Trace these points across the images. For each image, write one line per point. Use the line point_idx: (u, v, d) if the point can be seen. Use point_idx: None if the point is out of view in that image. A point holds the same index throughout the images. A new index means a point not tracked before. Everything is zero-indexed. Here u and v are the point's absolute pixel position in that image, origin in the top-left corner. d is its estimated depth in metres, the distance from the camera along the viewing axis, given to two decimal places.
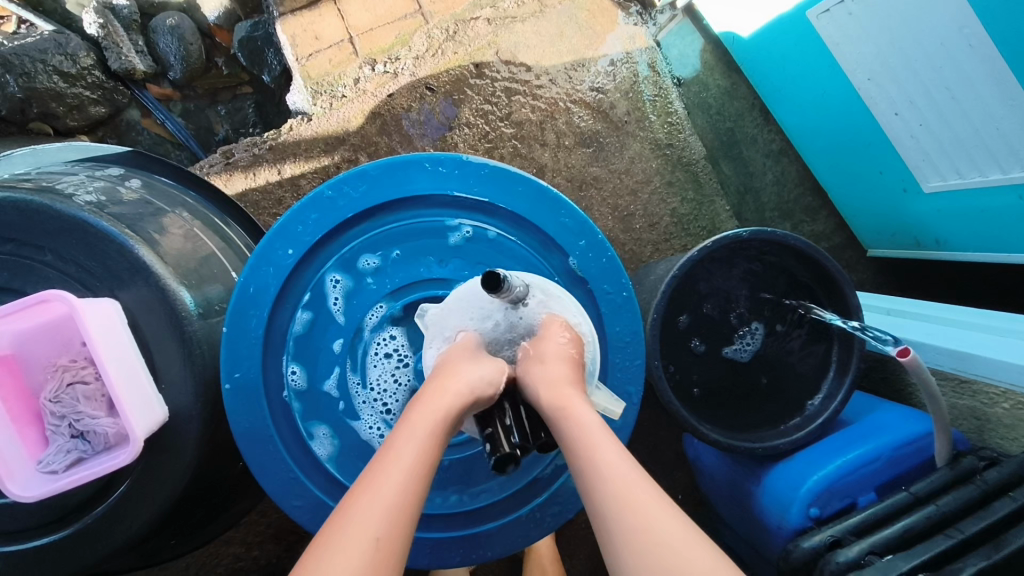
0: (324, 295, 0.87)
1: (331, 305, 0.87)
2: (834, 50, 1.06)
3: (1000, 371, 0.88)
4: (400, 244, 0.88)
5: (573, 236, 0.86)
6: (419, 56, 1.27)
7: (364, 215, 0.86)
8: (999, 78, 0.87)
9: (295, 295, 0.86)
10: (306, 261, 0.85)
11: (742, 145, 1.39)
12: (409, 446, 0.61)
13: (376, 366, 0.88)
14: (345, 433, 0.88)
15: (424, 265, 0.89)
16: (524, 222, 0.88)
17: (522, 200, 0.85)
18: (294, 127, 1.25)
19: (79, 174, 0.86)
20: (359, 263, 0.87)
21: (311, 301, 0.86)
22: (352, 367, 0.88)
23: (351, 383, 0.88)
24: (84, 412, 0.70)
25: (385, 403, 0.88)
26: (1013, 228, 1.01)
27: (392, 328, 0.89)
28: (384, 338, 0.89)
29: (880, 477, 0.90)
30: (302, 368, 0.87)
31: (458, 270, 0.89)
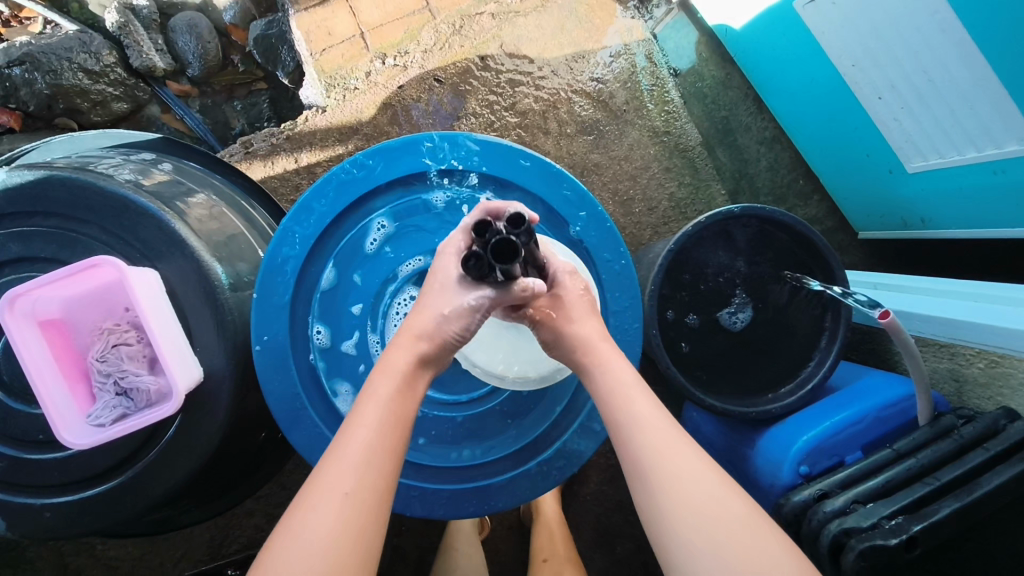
0: (346, 265, 0.93)
1: (352, 274, 0.94)
2: (821, 38, 1.12)
3: (973, 334, 0.94)
4: (413, 218, 0.94)
5: (574, 208, 0.93)
6: (427, 50, 1.34)
7: (381, 189, 0.92)
8: (970, 60, 0.93)
9: (319, 262, 0.92)
10: (328, 232, 0.91)
11: (737, 133, 1.45)
12: (380, 417, 0.65)
13: (396, 328, 0.95)
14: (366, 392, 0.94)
15: (437, 236, 0.95)
16: (530, 197, 0.94)
17: (529, 175, 0.92)
18: (310, 117, 1.31)
19: (115, 158, 0.93)
20: (378, 235, 0.94)
21: (333, 270, 0.93)
22: (374, 331, 0.94)
23: (372, 344, 0.94)
24: (128, 369, 0.77)
25: None
26: (992, 204, 1.08)
27: (411, 293, 0.96)
28: (405, 299, 0.95)
29: (866, 436, 0.96)
30: (326, 328, 0.93)
31: None
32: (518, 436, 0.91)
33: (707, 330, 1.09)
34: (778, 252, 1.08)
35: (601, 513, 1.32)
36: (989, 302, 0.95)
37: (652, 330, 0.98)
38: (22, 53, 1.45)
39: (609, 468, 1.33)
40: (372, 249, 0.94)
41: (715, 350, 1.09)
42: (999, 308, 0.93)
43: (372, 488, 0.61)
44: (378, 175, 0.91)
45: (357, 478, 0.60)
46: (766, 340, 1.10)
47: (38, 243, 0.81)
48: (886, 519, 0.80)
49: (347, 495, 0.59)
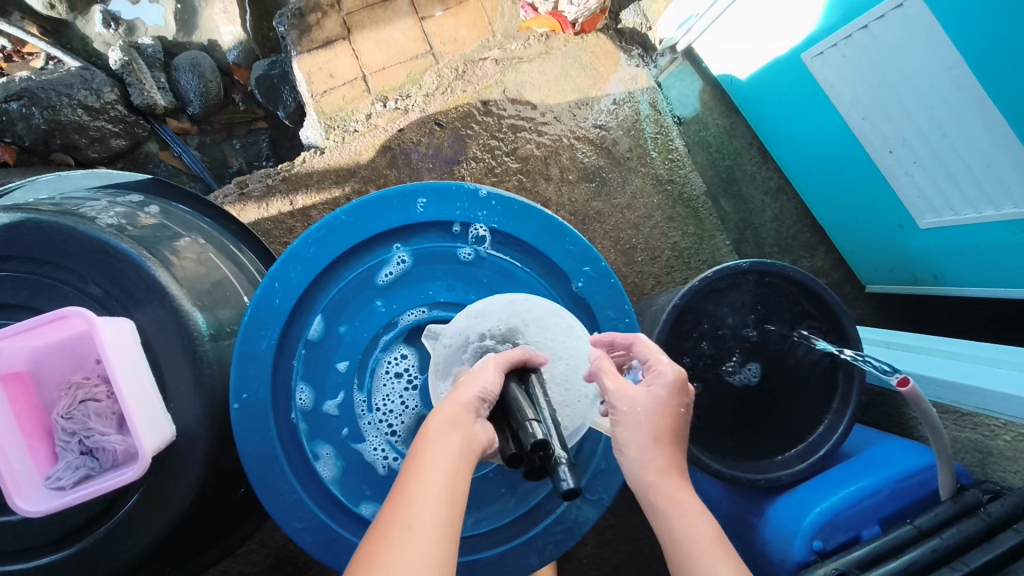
0: (334, 318, 0.88)
1: (339, 328, 0.89)
2: (829, 91, 1.10)
3: (997, 404, 0.88)
4: (406, 270, 0.90)
5: (577, 263, 0.89)
6: (429, 94, 1.34)
7: (375, 239, 0.88)
8: (989, 117, 0.90)
9: (307, 314, 0.87)
10: (316, 283, 0.87)
11: (741, 183, 1.43)
12: (444, 451, 0.61)
13: (384, 386, 0.89)
14: (349, 454, 0.88)
15: (432, 289, 0.91)
16: (529, 249, 0.90)
17: (531, 227, 0.88)
18: (307, 159, 1.29)
19: (101, 200, 0.90)
20: (370, 286, 0.89)
21: (321, 324, 0.88)
22: (361, 388, 0.89)
23: (357, 403, 0.88)
24: (94, 429, 0.72)
25: (390, 424, 0.89)
26: (1010, 265, 1.04)
27: (403, 349, 0.90)
28: (395, 357, 0.90)
29: (883, 510, 0.90)
30: (310, 388, 0.87)
31: (464, 294, 0.91)
32: (512, 506, 0.85)
33: (714, 394, 1.03)
34: (790, 309, 1.02)
35: None
36: (1008, 369, 0.91)
37: None
38: (20, 87, 1.44)
39: (608, 531, 1.25)
40: (362, 303, 0.89)
41: (721, 413, 1.03)
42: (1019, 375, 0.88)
43: (440, 527, 0.56)
44: (374, 223, 0.87)
45: (422, 510, 0.56)
46: (774, 403, 1.04)
47: (10, 289, 0.77)
48: None
49: (412, 530, 0.55)
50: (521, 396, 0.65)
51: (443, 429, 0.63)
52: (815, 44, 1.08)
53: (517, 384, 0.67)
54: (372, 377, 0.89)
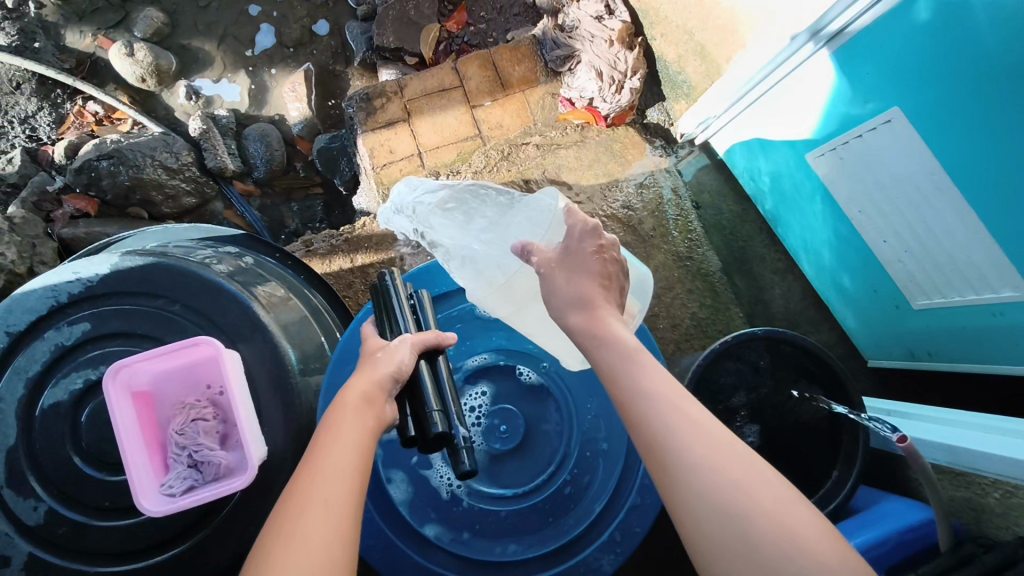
0: None
1: None
2: (831, 186, 1.28)
3: (988, 463, 0.99)
4: (469, 321, 1.02)
5: None
6: (478, 171, 1.51)
7: (447, 295, 1.03)
8: (964, 216, 1.05)
9: None
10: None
11: (752, 263, 1.57)
12: (353, 436, 0.68)
13: None
14: (416, 481, 0.93)
15: (495, 338, 1.02)
16: None
17: None
18: (366, 224, 1.47)
19: (206, 250, 1.04)
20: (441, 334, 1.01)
21: None
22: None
23: None
24: (203, 444, 0.82)
25: None
26: (994, 345, 1.17)
27: (481, 386, 0.99)
28: (473, 394, 0.99)
29: (888, 559, 0.99)
30: None
31: (520, 342, 1.01)
32: (554, 534, 0.93)
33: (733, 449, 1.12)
34: (809, 373, 1.14)
35: None
36: (998, 434, 1.02)
37: None
38: (112, 148, 1.60)
39: None
40: None
41: None
42: (1008, 439, 1.00)
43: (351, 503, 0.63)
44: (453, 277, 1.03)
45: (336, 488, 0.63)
46: (791, 458, 1.13)
47: (135, 320, 0.89)
48: None
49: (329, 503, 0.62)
50: (428, 382, 0.78)
51: (357, 409, 0.71)
52: (817, 147, 1.26)
53: (424, 368, 0.80)
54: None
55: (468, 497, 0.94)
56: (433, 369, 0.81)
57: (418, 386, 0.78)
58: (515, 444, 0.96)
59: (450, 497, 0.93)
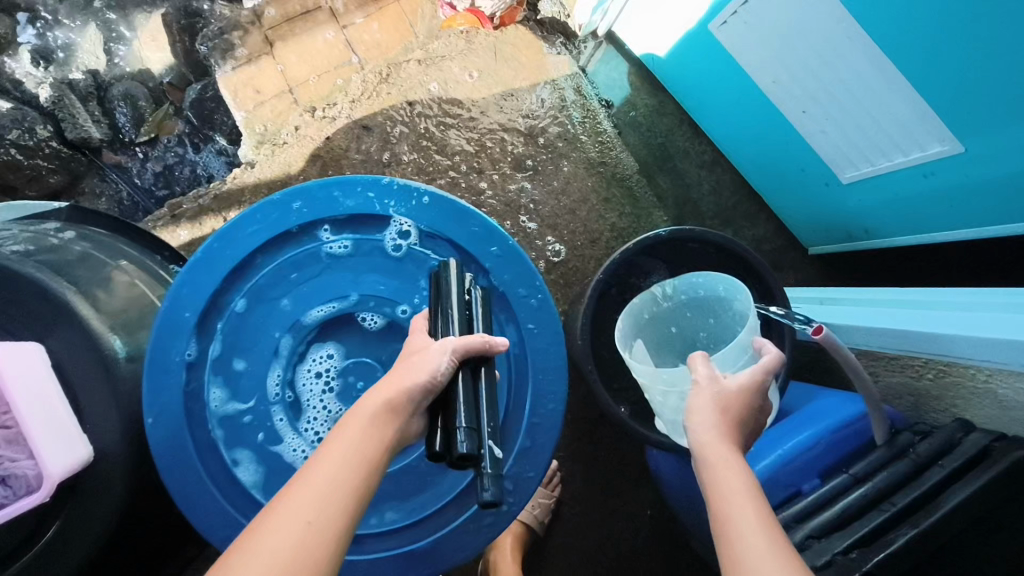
0: (239, 321, 0.81)
1: (244, 330, 0.81)
2: (739, 57, 1.11)
3: (916, 344, 0.86)
4: (302, 268, 0.82)
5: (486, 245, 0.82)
6: (355, 99, 1.32)
7: (279, 237, 0.80)
8: (881, 67, 0.90)
9: (208, 323, 0.80)
10: (232, 277, 0.80)
11: (676, 158, 1.43)
12: (355, 446, 0.61)
13: (305, 382, 0.83)
14: (267, 458, 0.81)
15: (340, 279, 0.83)
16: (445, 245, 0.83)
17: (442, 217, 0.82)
18: (237, 175, 1.28)
19: (13, 229, 0.87)
20: (277, 285, 0.82)
21: (225, 331, 0.80)
22: (281, 369, 0.82)
23: (271, 411, 0.81)
24: (3, 455, 0.68)
25: (316, 431, 0.81)
26: (929, 212, 1.07)
27: (327, 347, 0.84)
28: (320, 354, 0.84)
29: (821, 461, 0.92)
30: (221, 392, 0.81)
31: (375, 286, 0.83)
32: (436, 493, 0.85)
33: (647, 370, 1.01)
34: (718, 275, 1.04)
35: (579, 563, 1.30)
36: (918, 308, 0.91)
37: (587, 367, 0.95)
38: None
39: None
40: (261, 300, 0.81)
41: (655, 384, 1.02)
42: (930, 312, 0.88)
43: (337, 528, 0.56)
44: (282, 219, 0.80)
45: (315, 505, 0.56)
46: None
47: None
48: (840, 555, 0.74)
49: (306, 523, 0.55)
50: (466, 390, 0.65)
51: (377, 414, 0.63)
52: (718, 14, 1.08)
53: (463, 380, 0.65)
54: (289, 369, 0.83)
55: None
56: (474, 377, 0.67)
57: (452, 397, 0.64)
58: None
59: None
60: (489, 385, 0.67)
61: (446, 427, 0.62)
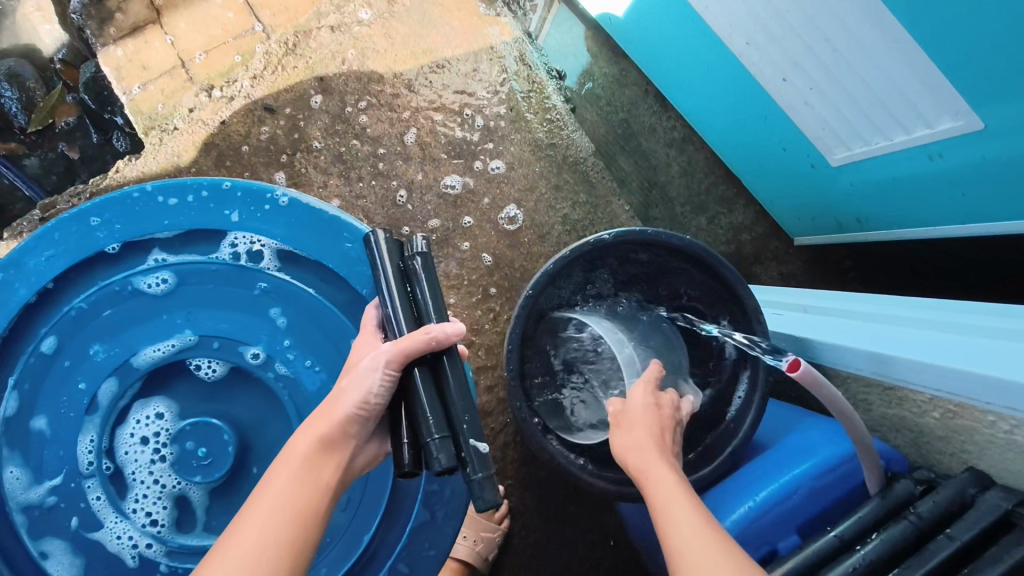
0: (46, 373, 0.75)
1: (54, 387, 0.74)
2: (705, 14, 0.91)
3: (919, 376, 0.69)
4: (115, 307, 0.76)
5: (357, 267, 0.76)
6: (257, 76, 1.13)
7: (84, 267, 0.76)
8: (878, 19, 0.70)
9: (6, 379, 0.74)
10: (34, 316, 0.75)
11: (641, 137, 1.23)
12: (286, 497, 0.55)
13: (128, 449, 0.76)
14: (86, 545, 0.74)
15: (166, 318, 0.76)
16: (299, 260, 0.78)
17: (287, 227, 0.76)
18: (121, 168, 1.10)
19: None
20: (85, 330, 0.75)
21: (25, 385, 0.74)
22: (94, 433, 0.74)
23: (90, 490, 0.74)
24: None
25: (149, 511, 0.75)
26: (937, 199, 0.88)
27: (154, 405, 0.78)
28: (145, 416, 0.77)
29: (802, 513, 0.74)
30: (23, 466, 0.74)
31: (211, 325, 0.77)
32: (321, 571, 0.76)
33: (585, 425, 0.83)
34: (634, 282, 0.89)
35: None
36: (914, 327, 0.75)
37: (515, 406, 0.77)
38: None
39: (526, 553, 1.12)
40: (71, 351, 0.75)
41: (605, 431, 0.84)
42: (930, 335, 0.72)
43: None
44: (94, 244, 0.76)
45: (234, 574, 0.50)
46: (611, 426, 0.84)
47: None
48: None
49: None
50: (424, 395, 0.57)
51: (309, 461, 0.58)
52: None
53: (426, 381, 0.57)
54: (106, 434, 0.75)
55: (165, 557, 0.75)
56: (438, 371, 0.58)
57: (411, 405, 0.57)
58: (220, 471, 0.74)
59: (139, 563, 0.74)
60: (457, 377, 0.58)
61: (412, 440, 0.57)
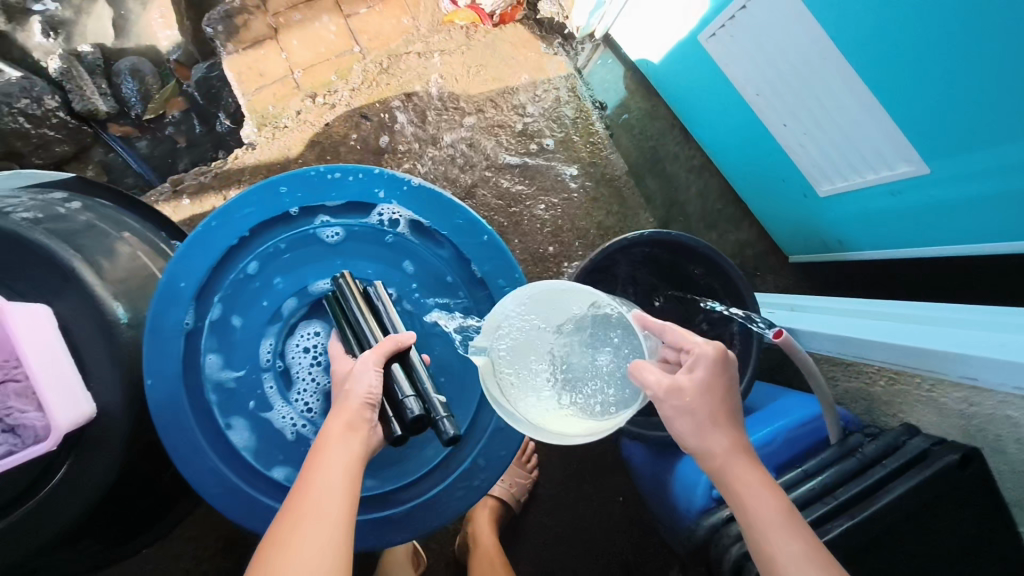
0: (242, 292, 0.92)
1: (249, 302, 0.93)
2: (726, 69, 1.16)
3: (870, 352, 0.93)
4: (291, 249, 0.93)
5: (471, 234, 0.90)
6: (355, 88, 1.37)
7: (274, 220, 0.91)
8: (855, 87, 0.95)
9: (212, 295, 0.90)
10: (238, 249, 0.90)
11: (665, 162, 1.48)
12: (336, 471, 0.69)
13: (294, 354, 0.94)
14: (260, 424, 0.92)
15: (331, 262, 0.95)
16: (426, 230, 0.93)
17: (421, 205, 0.90)
18: (239, 155, 1.33)
19: (23, 197, 0.91)
20: (271, 264, 0.93)
21: (227, 300, 0.91)
22: (273, 338, 0.94)
23: (268, 386, 0.93)
24: (14, 407, 0.77)
25: (306, 402, 0.93)
26: (900, 227, 1.11)
27: (315, 325, 0.95)
28: (307, 332, 0.94)
29: (780, 457, 0.96)
30: (219, 355, 0.91)
31: (360, 269, 0.95)
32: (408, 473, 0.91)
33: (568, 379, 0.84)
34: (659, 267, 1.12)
35: (541, 546, 1.32)
36: (869, 318, 1.00)
37: None
38: None
39: (548, 499, 1.34)
40: (261, 273, 0.93)
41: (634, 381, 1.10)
42: (882, 324, 0.96)
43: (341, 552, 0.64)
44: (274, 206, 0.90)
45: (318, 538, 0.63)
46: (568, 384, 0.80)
47: None
48: None
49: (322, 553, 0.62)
50: (399, 374, 0.75)
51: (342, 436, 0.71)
52: (708, 26, 1.13)
53: (399, 368, 0.75)
54: (280, 340, 0.94)
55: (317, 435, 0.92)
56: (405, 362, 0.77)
57: (387, 386, 0.75)
58: None
59: (296, 437, 0.92)
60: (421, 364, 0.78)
61: (393, 411, 0.74)
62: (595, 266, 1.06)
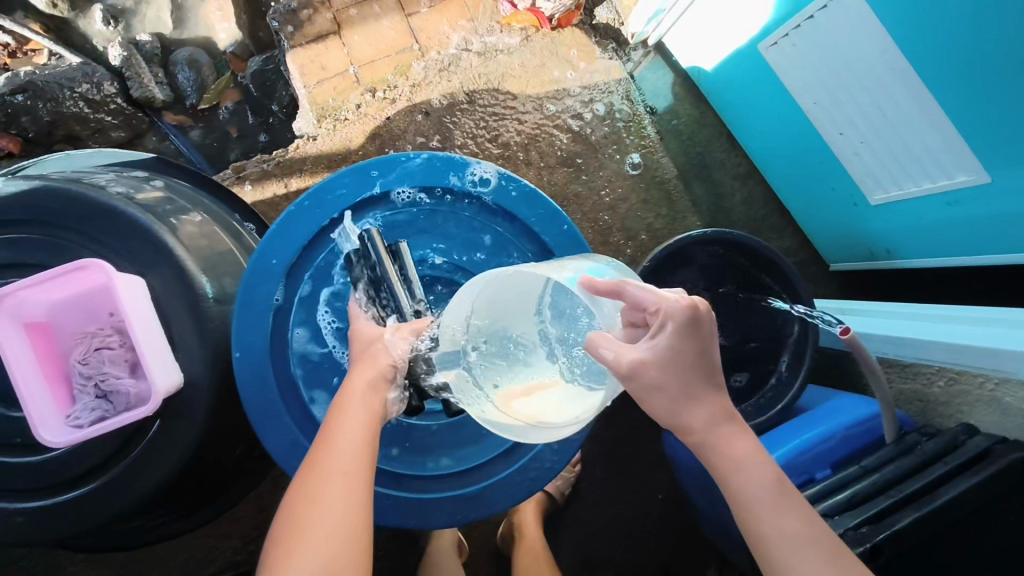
0: (330, 271, 0.95)
1: (335, 280, 0.96)
2: (784, 78, 1.19)
3: (932, 353, 1.00)
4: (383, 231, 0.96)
5: (554, 223, 0.95)
6: (414, 85, 1.41)
7: (366, 202, 0.95)
8: (920, 97, 0.98)
9: (301, 273, 0.94)
10: (328, 228, 0.94)
11: (712, 168, 1.51)
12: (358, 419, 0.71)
13: None
14: None
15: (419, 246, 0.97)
16: (512, 219, 0.97)
17: (510, 194, 0.95)
18: (301, 146, 1.37)
19: (109, 174, 0.93)
20: None
21: (316, 277, 0.95)
22: None
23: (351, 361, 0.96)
24: (109, 372, 0.78)
25: None
26: (951, 237, 1.14)
27: None
28: None
29: (836, 453, 0.99)
30: (306, 329, 0.95)
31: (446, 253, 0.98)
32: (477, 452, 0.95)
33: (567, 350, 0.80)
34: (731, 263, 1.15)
35: (582, 538, 1.34)
36: (930, 320, 1.05)
37: None
38: (25, 79, 1.43)
39: (591, 493, 1.36)
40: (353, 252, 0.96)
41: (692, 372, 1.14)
42: (943, 325, 1.01)
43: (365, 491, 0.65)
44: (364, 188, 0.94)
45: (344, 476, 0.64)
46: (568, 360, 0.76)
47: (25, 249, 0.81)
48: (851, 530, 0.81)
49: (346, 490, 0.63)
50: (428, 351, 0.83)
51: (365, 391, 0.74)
52: (770, 35, 1.16)
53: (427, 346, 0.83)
54: None
55: None
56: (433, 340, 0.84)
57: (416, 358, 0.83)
58: None
59: None
60: None
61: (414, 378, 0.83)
62: (665, 258, 1.11)
